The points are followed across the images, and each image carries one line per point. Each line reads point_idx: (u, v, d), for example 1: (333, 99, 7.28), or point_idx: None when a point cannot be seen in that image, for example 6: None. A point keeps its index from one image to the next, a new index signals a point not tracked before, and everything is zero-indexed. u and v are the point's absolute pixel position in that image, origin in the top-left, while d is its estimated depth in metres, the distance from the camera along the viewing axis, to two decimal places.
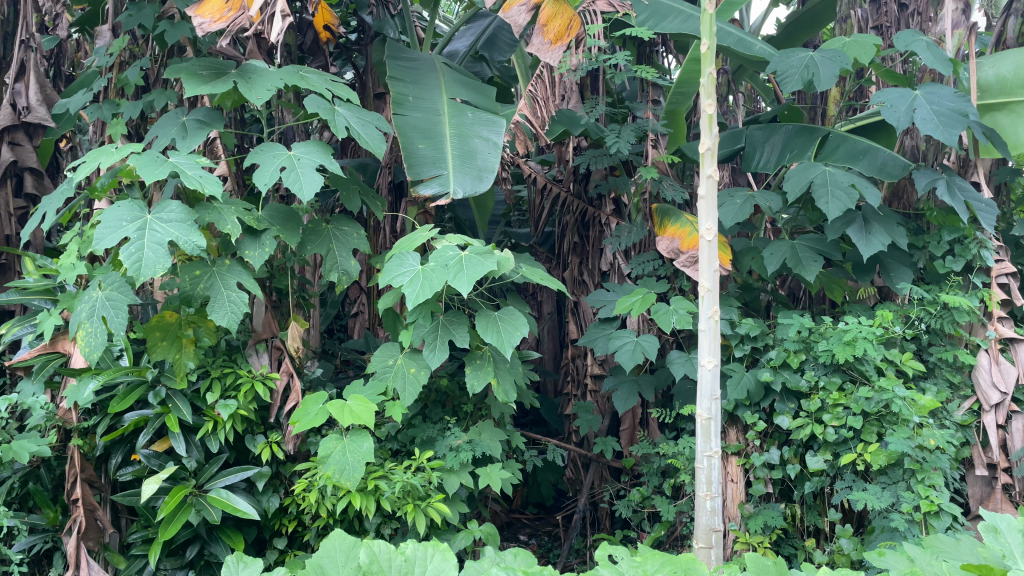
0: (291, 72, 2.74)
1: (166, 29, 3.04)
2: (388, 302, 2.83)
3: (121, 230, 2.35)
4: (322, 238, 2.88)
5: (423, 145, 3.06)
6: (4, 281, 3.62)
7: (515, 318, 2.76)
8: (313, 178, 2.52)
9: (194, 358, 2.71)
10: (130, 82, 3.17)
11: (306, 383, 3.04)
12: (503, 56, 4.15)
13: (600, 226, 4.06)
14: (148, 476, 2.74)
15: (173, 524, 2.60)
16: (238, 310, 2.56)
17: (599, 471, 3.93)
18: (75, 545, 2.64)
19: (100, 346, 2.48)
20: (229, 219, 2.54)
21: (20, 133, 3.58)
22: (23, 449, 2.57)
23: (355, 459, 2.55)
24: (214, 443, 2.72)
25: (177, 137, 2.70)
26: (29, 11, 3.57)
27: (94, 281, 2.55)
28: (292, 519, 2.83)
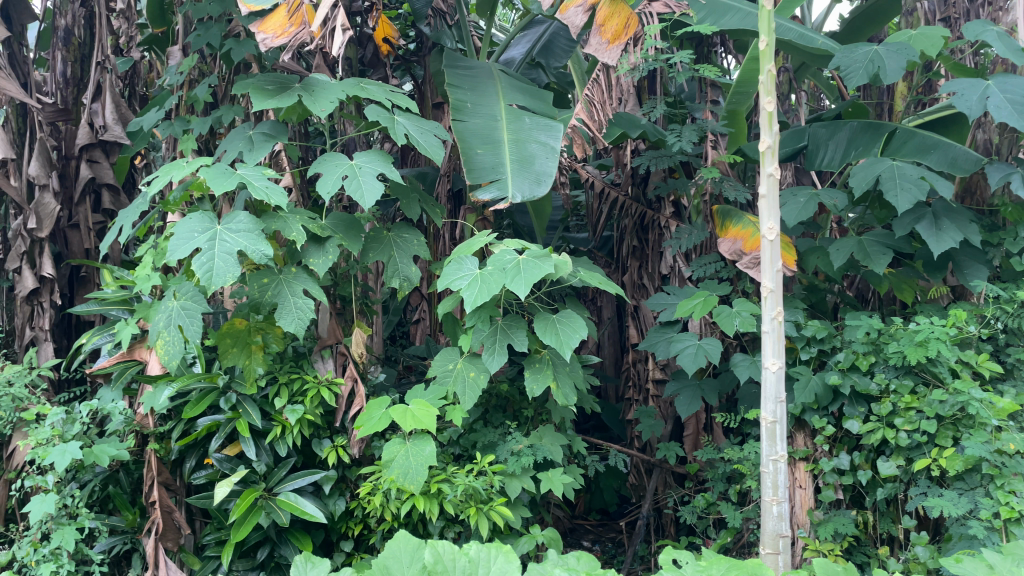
0: (352, 84, 2.80)
1: (233, 47, 3.15)
2: (448, 308, 2.86)
3: (194, 242, 2.43)
4: (383, 246, 2.93)
5: (482, 150, 3.09)
6: (85, 293, 3.80)
7: (574, 321, 2.76)
8: (374, 186, 2.57)
9: (263, 364, 2.79)
10: (199, 99, 3.29)
11: (370, 388, 3.10)
12: (559, 62, 4.15)
13: (660, 229, 4.03)
14: (220, 479, 2.82)
15: (244, 526, 2.68)
16: (304, 316, 2.62)
17: (663, 477, 3.90)
18: (152, 546, 2.76)
19: (177, 353, 2.56)
20: (295, 227, 2.61)
21: (98, 150, 3.78)
22: (103, 453, 2.68)
23: (418, 463, 2.58)
24: (283, 447, 2.80)
25: (245, 150, 2.79)
26: (104, 34, 3.74)
27: (169, 291, 2.65)
28: (358, 522, 2.88)
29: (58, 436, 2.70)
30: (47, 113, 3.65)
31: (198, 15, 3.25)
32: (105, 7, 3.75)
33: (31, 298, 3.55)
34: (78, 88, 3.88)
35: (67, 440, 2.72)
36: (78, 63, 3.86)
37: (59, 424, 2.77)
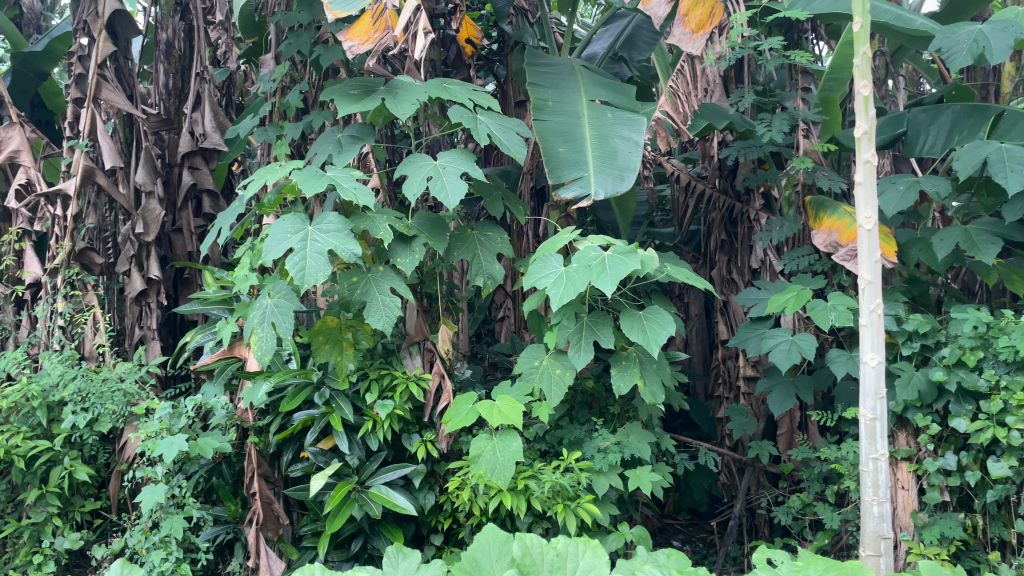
0: (436, 85, 2.84)
1: (322, 53, 3.24)
2: (533, 305, 2.86)
3: (286, 242, 2.52)
4: (468, 244, 2.96)
5: (564, 149, 3.08)
6: (188, 293, 3.99)
7: (661, 318, 2.72)
8: (458, 185, 2.60)
9: (353, 360, 2.86)
10: (291, 105, 3.41)
11: (456, 384, 3.14)
12: (642, 55, 4.14)
13: (749, 221, 3.92)
14: (315, 472, 2.92)
15: (339, 518, 2.76)
16: (391, 313, 2.68)
17: (755, 476, 3.80)
18: (254, 536, 2.86)
19: (271, 349, 2.66)
20: (382, 227, 2.67)
21: (198, 158, 3.95)
22: (207, 446, 2.81)
23: (505, 459, 2.60)
24: (374, 441, 2.87)
25: (334, 153, 2.87)
26: (202, 46, 3.91)
27: (264, 290, 2.75)
28: (447, 516, 2.92)
29: (166, 429, 2.85)
30: (152, 123, 3.85)
31: (289, 24, 3.36)
32: (204, 21, 3.93)
33: (140, 299, 3.75)
34: (180, 99, 4.07)
35: (174, 433, 2.86)
36: (179, 75, 4.06)
37: (167, 418, 2.91)
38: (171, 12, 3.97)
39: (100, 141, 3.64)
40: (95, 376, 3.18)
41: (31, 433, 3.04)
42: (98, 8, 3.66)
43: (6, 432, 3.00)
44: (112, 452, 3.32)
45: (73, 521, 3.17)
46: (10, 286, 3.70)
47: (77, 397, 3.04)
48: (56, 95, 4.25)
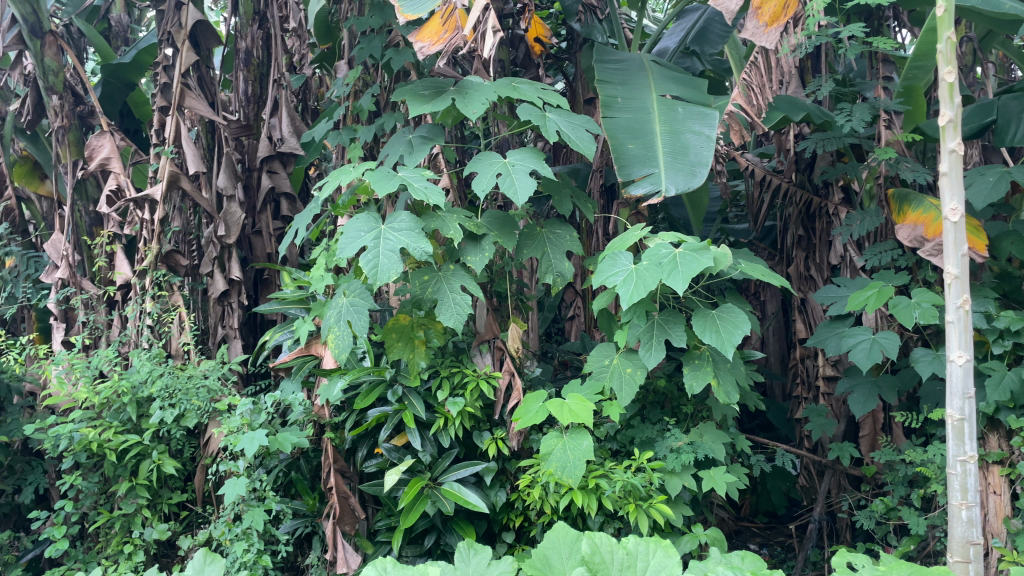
0: (505, 84, 2.85)
1: (393, 56, 3.30)
2: (603, 304, 2.84)
3: (360, 241, 2.58)
4: (537, 242, 2.96)
5: (633, 145, 3.05)
6: (267, 293, 4.12)
7: (735, 316, 2.66)
8: (527, 182, 2.60)
9: (425, 357, 2.89)
10: (364, 109, 3.47)
11: (527, 382, 3.15)
12: (714, 48, 4.02)
13: (828, 216, 3.80)
14: (389, 468, 2.97)
15: (412, 514, 2.80)
16: (462, 311, 2.70)
17: (836, 480, 3.68)
18: (331, 529, 2.93)
19: (348, 347, 2.72)
20: (452, 226, 2.70)
21: (276, 162, 4.07)
22: (286, 441, 2.90)
23: (575, 457, 2.59)
24: (446, 438, 2.90)
25: (405, 154, 2.91)
26: (279, 53, 4.02)
27: (339, 289, 2.81)
28: (518, 514, 2.93)
29: (247, 424, 2.95)
30: (232, 129, 3.99)
31: (361, 28, 3.43)
32: (280, 29, 4.05)
33: (222, 299, 3.90)
34: (258, 105, 4.21)
35: (255, 428, 2.96)
36: (257, 82, 4.19)
37: (248, 413, 3.01)
38: (250, 21, 4.10)
39: (184, 147, 3.80)
40: (181, 373, 3.31)
41: (122, 428, 3.19)
42: (181, 19, 3.82)
43: (99, 426, 3.15)
44: (197, 446, 3.45)
45: (161, 512, 3.31)
46: (102, 288, 3.89)
47: (164, 393, 3.18)
48: (143, 105, 4.44)
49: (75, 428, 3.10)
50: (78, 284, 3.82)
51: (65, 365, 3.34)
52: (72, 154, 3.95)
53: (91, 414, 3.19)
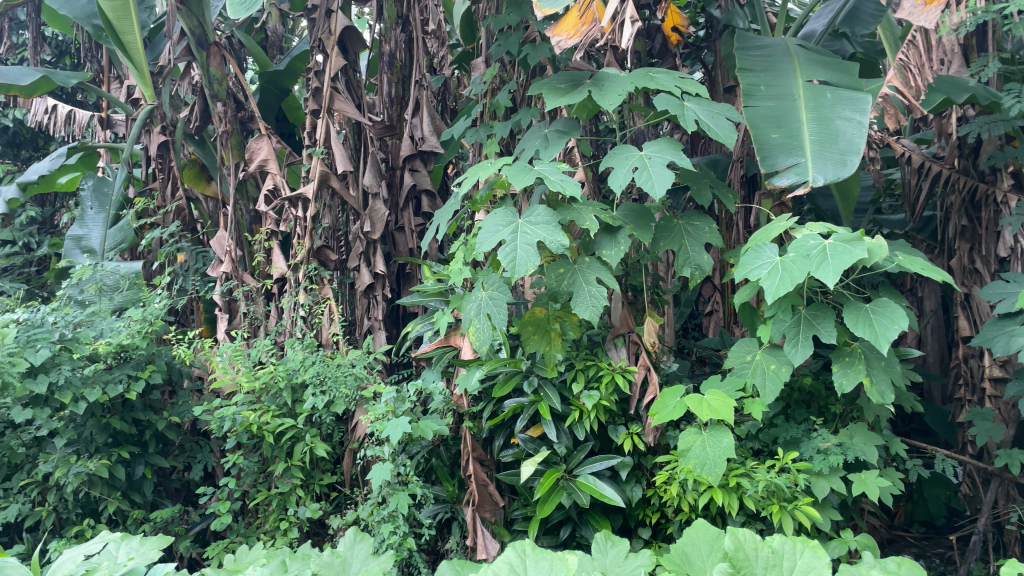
0: (642, 75, 2.82)
1: (529, 52, 3.32)
2: (745, 298, 2.75)
3: (499, 234, 2.63)
4: (675, 234, 2.90)
5: (777, 134, 2.93)
6: (409, 287, 4.29)
7: (891, 311, 2.49)
8: (665, 174, 2.55)
9: (561, 350, 2.91)
10: (501, 105, 3.53)
11: (663, 377, 3.11)
12: (866, 28, 3.79)
13: (997, 204, 3.50)
14: (526, 459, 3.02)
15: (548, 504, 2.83)
16: (598, 304, 2.68)
17: (1005, 489, 3.39)
18: (470, 515, 3.02)
19: (487, 339, 2.78)
20: (588, 217, 2.69)
21: (418, 160, 4.22)
22: (428, 428, 3.00)
23: (715, 455, 2.52)
24: (581, 431, 2.90)
25: (541, 148, 2.93)
26: (421, 55, 4.15)
27: (478, 282, 2.88)
28: (655, 511, 2.89)
29: (391, 411, 3.08)
30: (377, 130, 4.16)
31: (499, 26, 3.48)
32: (422, 31, 4.17)
33: (368, 292, 4.09)
34: (401, 106, 4.37)
35: (399, 415, 3.08)
36: (400, 83, 4.34)
37: (392, 401, 3.14)
38: (393, 25, 4.25)
39: (334, 148, 4.01)
40: (331, 362, 3.50)
41: (279, 412, 3.41)
42: (331, 26, 4.02)
43: (259, 409, 3.38)
44: (345, 431, 3.63)
45: (314, 492, 3.51)
46: (261, 281, 4.16)
47: (316, 379, 3.37)
48: (296, 110, 4.72)
49: (237, 411, 3.34)
50: (240, 277, 4.12)
51: (228, 353, 3.61)
52: (234, 157, 4.24)
53: (251, 398, 3.43)
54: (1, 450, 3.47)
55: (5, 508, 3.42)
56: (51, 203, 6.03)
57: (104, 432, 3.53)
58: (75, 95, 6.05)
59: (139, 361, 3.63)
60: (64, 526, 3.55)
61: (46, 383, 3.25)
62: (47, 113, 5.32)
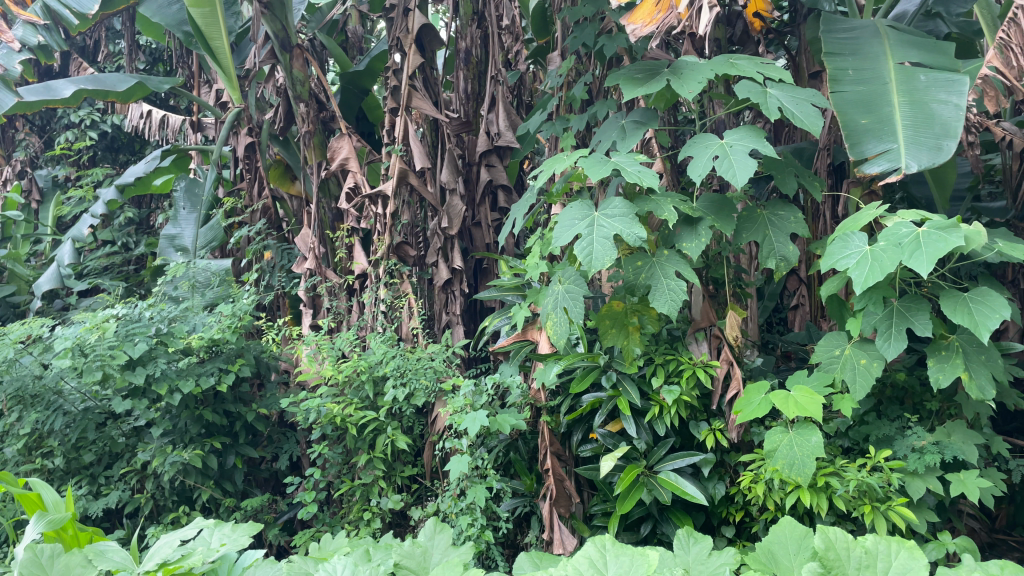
0: (722, 62, 2.75)
1: (606, 43, 3.28)
2: (833, 289, 2.65)
3: (575, 227, 2.61)
4: (758, 225, 2.82)
5: (866, 120, 2.81)
6: (486, 282, 4.32)
7: (992, 302, 2.36)
8: (747, 163, 2.48)
9: (640, 344, 2.87)
10: (577, 98, 3.50)
11: (746, 372, 3.03)
12: (960, 7, 3.63)
13: None
14: (605, 454, 3.00)
15: (629, 501, 2.80)
16: (677, 297, 2.63)
17: None
18: (548, 510, 3.02)
19: (565, 333, 2.77)
20: (666, 208, 2.64)
21: (494, 155, 4.23)
22: (506, 422, 3.01)
23: (804, 454, 2.44)
24: (661, 427, 2.86)
25: (617, 139, 2.89)
26: (496, 50, 4.16)
27: (555, 276, 2.86)
28: (739, 509, 2.83)
29: (470, 405, 3.10)
30: (454, 126, 4.20)
31: (575, 18, 3.45)
32: (497, 26, 4.18)
33: (446, 287, 4.13)
34: (477, 102, 4.39)
35: (477, 408, 3.11)
36: (476, 79, 4.37)
37: (470, 394, 3.17)
38: (470, 21, 4.27)
39: (412, 145, 4.06)
40: (410, 355, 3.55)
41: (362, 404, 3.49)
42: (408, 24, 4.08)
43: (342, 402, 3.47)
44: (425, 424, 3.68)
45: (395, 483, 3.58)
46: (343, 277, 4.26)
47: (397, 372, 3.43)
48: (376, 109, 4.81)
49: (322, 403, 3.44)
50: (323, 273, 4.23)
51: (313, 347, 3.71)
52: (316, 156, 4.35)
53: (335, 390, 3.52)
54: (104, 439, 3.66)
55: (107, 494, 3.59)
56: (147, 205, 6.33)
57: (198, 423, 3.69)
58: (168, 100, 6.32)
59: (229, 355, 3.77)
60: (161, 513, 3.71)
61: (143, 375, 3.41)
62: (142, 118, 5.57)
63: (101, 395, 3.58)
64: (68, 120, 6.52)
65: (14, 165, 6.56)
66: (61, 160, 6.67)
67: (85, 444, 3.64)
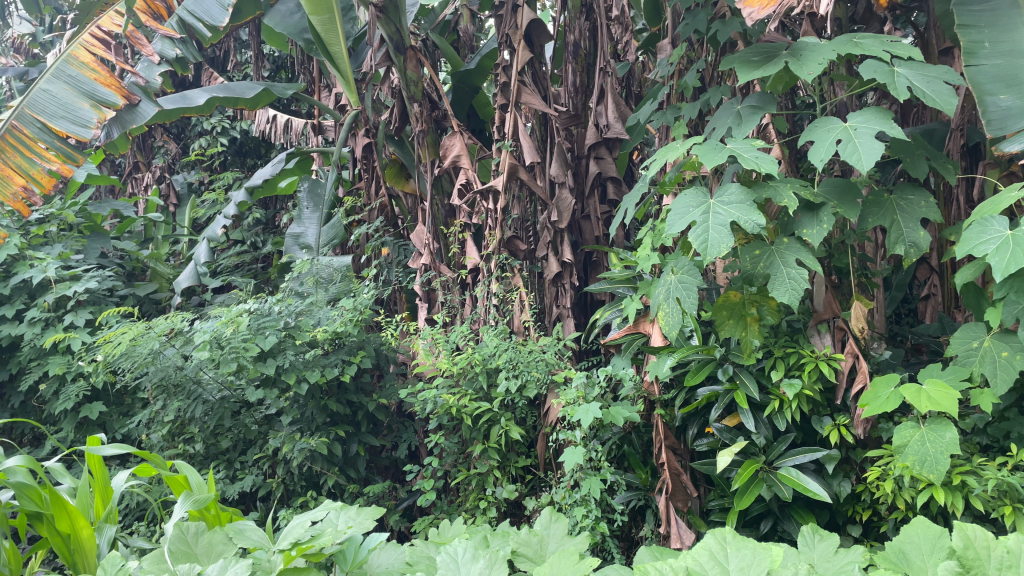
0: (845, 41, 2.64)
1: (719, 28, 3.19)
2: (969, 277, 2.51)
3: (689, 216, 2.58)
4: (885, 210, 2.70)
5: (1006, 96, 2.65)
6: (597, 275, 4.32)
7: None
8: (873, 146, 2.37)
9: (758, 336, 2.78)
10: (689, 85, 3.44)
11: (872, 365, 2.91)
12: None
13: None
14: (722, 449, 2.95)
15: (747, 496, 2.75)
16: (799, 287, 2.53)
17: None
18: (664, 504, 3.00)
19: (677, 324, 2.73)
20: (786, 195, 2.57)
21: (603, 148, 4.23)
22: (619, 414, 3.00)
23: (938, 451, 2.32)
24: (782, 421, 2.79)
25: (732, 126, 2.82)
26: (605, 41, 4.14)
27: (668, 266, 2.82)
28: (866, 508, 2.74)
29: (582, 396, 3.12)
30: (563, 120, 4.22)
31: (686, 4, 3.39)
32: (606, 17, 4.16)
33: (557, 280, 4.13)
34: (586, 94, 4.38)
35: (590, 400, 3.12)
36: (585, 72, 4.37)
37: (583, 386, 3.19)
38: (578, 14, 4.27)
39: (521, 140, 4.11)
40: (523, 348, 3.60)
41: (476, 395, 3.57)
42: (517, 21, 4.12)
43: (457, 393, 3.57)
44: (538, 416, 3.71)
45: (510, 474, 3.64)
46: (456, 271, 4.36)
47: (509, 364, 3.48)
48: (486, 106, 4.89)
49: (438, 394, 3.55)
50: (437, 268, 4.34)
51: (429, 339, 3.82)
52: (430, 154, 4.48)
53: (450, 381, 3.62)
54: (239, 426, 3.89)
55: (242, 478, 3.82)
56: (273, 206, 6.67)
57: (323, 413, 3.89)
58: (291, 105, 6.65)
59: (352, 347, 3.94)
60: (291, 497, 3.91)
61: (273, 366, 3.64)
62: (269, 123, 5.88)
63: (235, 384, 3.80)
64: (201, 128, 6.96)
65: (154, 172, 7.06)
66: (196, 166, 7.13)
67: (222, 431, 3.89)
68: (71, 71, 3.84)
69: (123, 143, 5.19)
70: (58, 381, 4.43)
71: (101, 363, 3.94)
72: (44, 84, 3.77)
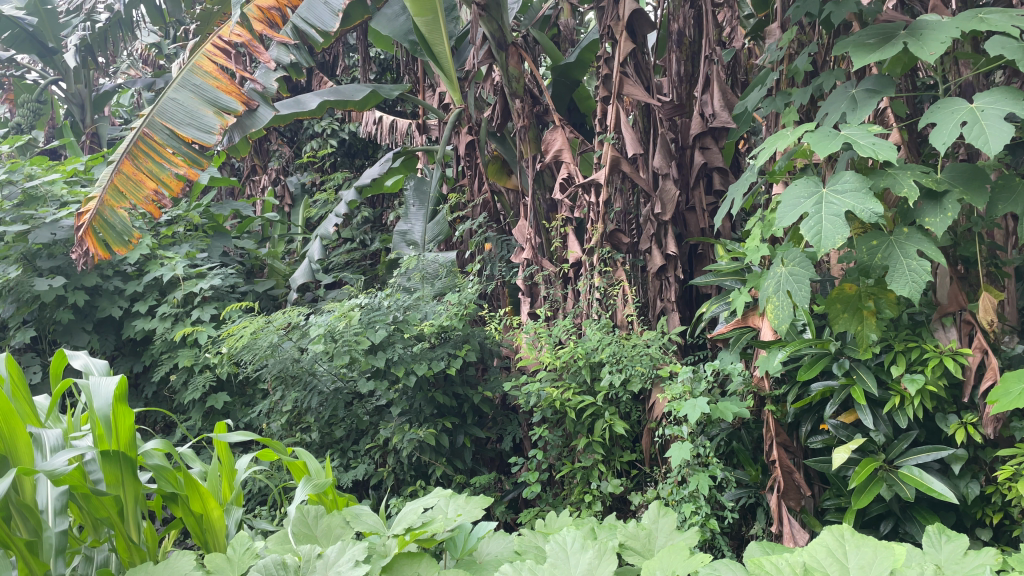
0: (969, 17, 2.49)
1: (832, 10, 3.08)
2: None
3: (800, 206, 2.50)
4: (1017, 195, 2.52)
5: None
6: (702, 267, 4.24)
7: None
8: (1003, 127, 2.23)
9: (876, 330, 2.66)
10: (800, 70, 3.33)
11: (1003, 361, 2.74)
12: None
13: None
14: (837, 446, 2.85)
15: (865, 496, 2.64)
16: (920, 278, 2.41)
17: None
18: (775, 502, 2.92)
19: (788, 318, 2.65)
20: (905, 183, 2.45)
21: (708, 138, 4.15)
22: (727, 410, 2.94)
23: None
24: (903, 418, 2.67)
25: (847, 111, 2.71)
26: (710, 28, 4.06)
27: (778, 257, 2.74)
28: (997, 510, 2.60)
29: (688, 391, 3.08)
30: (666, 110, 4.17)
31: None
32: (711, 4, 4.07)
33: (661, 274, 4.06)
34: (690, 83, 4.30)
35: (696, 395, 3.07)
36: (689, 60, 4.29)
37: (689, 381, 3.14)
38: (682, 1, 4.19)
39: (624, 132, 4.10)
40: (626, 341, 3.57)
41: (580, 389, 3.58)
42: (619, 12, 4.09)
43: (561, 386, 3.61)
44: (643, 411, 3.68)
45: (615, 468, 3.64)
46: (558, 265, 4.38)
47: (612, 358, 3.47)
48: (587, 99, 4.88)
49: (542, 387, 3.60)
50: (540, 262, 4.38)
51: (532, 333, 3.86)
52: (532, 149, 4.50)
53: (553, 374, 3.67)
54: (352, 417, 4.04)
55: (356, 466, 3.98)
56: (380, 204, 6.87)
57: (431, 404, 4.00)
58: (396, 105, 6.84)
59: (457, 341, 4.03)
60: (402, 485, 4.03)
61: (384, 359, 3.77)
62: (376, 124, 6.07)
63: (348, 376, 3.95)
64: (313, 131, 7.26)
65: (270, 174, 7.40)
66: (308, 167, 7.45)
67: (337, 421, 4.06)
68: (196, 80, 4.07)
69: (243, 147, 5.47)
70: (186, 372, 4.73)
71: (226, 355, 4.18)
72: (172, 93, 4.01)
